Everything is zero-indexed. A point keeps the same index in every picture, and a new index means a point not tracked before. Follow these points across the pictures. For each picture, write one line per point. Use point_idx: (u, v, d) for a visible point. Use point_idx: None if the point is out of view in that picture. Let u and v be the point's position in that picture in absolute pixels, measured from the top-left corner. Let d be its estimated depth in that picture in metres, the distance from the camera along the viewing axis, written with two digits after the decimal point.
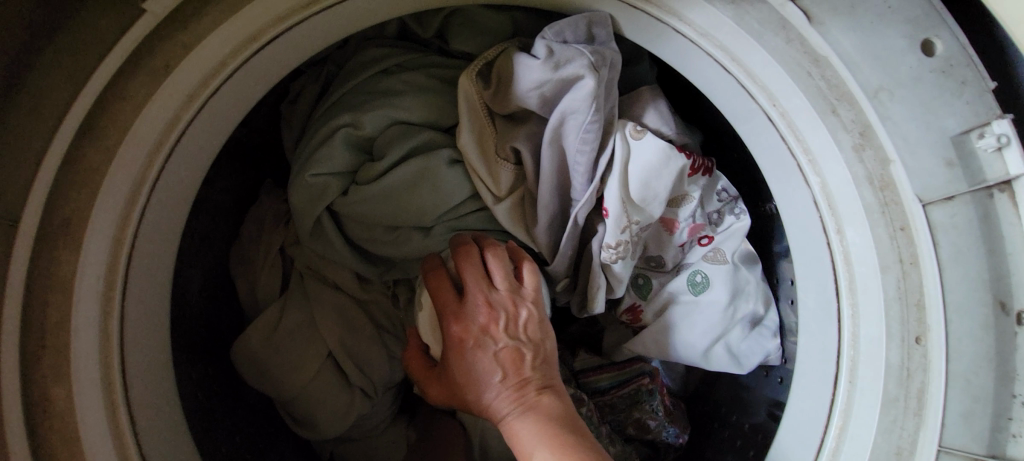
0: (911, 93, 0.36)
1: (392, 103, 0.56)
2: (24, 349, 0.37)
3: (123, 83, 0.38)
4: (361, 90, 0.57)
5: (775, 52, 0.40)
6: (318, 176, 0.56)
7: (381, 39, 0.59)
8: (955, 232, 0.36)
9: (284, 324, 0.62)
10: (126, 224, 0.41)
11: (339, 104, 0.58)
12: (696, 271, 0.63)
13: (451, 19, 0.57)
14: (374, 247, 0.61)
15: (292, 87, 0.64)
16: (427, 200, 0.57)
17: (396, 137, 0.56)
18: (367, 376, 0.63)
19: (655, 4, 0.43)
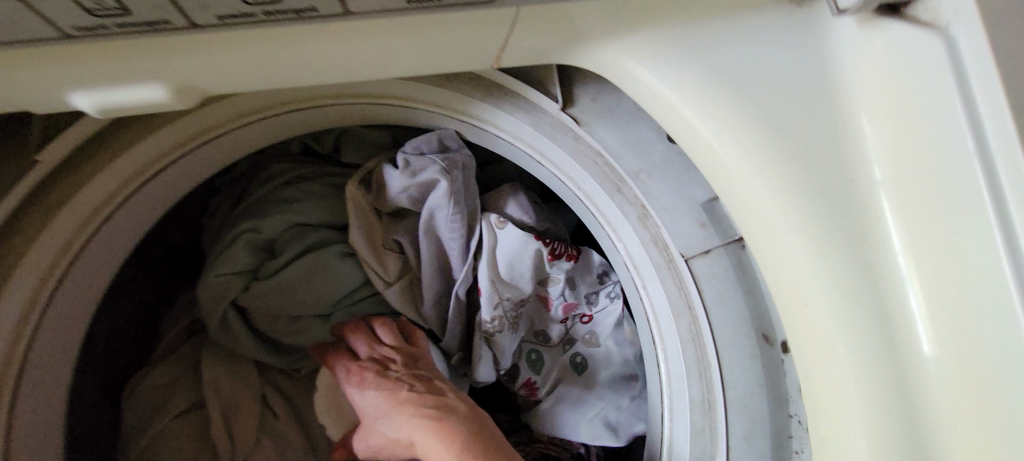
0: (663, 172, 0.45)
1: (283, 214, 0.62)
2: None
3: (20, 220, 0.46)
4: (262, 199, 0.64)
5: (566, 147, 0.49)
6: (221, 275, 0.61)
7: (286, 154, 0.67)
8: (715, 279, 0.44)
9: (155, 378, 0.66)
10: (18, 338, 0.47)
11: (242, 212, 0.64)
12: (575, 353, 0.63)
13: (344, 136, 0.65)
14: (279, 337, 0.65)
15: (211, 202, 0.70)
16: (321, 291, 0.63)
17: (292, 238, 0.62)
18: (230, 435, 0.64)
19: (466, 115, 0.51)
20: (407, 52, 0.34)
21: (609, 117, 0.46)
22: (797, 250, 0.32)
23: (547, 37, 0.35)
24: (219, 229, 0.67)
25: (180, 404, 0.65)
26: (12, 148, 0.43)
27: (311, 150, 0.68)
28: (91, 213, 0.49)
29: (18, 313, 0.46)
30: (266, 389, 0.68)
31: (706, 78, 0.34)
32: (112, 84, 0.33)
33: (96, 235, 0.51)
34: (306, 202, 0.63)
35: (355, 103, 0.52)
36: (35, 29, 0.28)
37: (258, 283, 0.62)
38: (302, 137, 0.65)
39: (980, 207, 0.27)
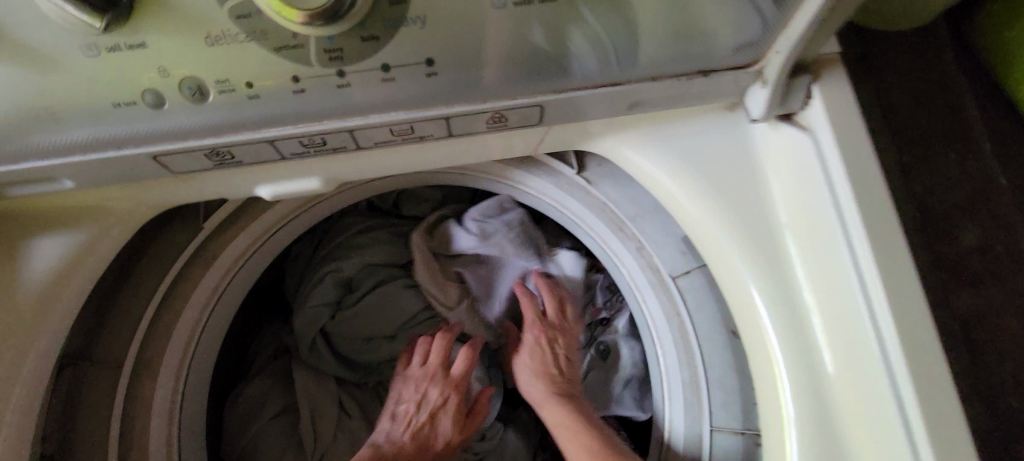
0: (651, 215, 0.63)
1: (359, 257, 0.79)
2: (121, 446, 0.57)
3: (188, 269, 0.61)
4: (342, 246, 0.81)
5: (581, 199, 0.66)
6: (313, 306, 0.78)
7: (354, 209, 0.84)
8: (693, 291, 0.60)
9: (253, 387, 0.82)
10: (185, 357, 0.63)
11: (325, 258, 0.81)
12: (600, 343, 0.80)
13: (403, 196, 0.83)
14: (354, 355, 0.82)
15: (292, 249, 0.87)
16: (390, 316, 0.80)
17: (367, 275, 0.80)
18: (314, 432, 0.79)
19: (508, 180, 0.69)
20: (478, 152, 0.52)
21: (611, 178, 0.64)
22: (740, 270, 0.49)
23: (570, 136, 0.53)
24: (305, 273, 0.85)
25: (274, 408, 0.81)
26: (187, 219, 0.59)
27: (375, 207, 0.85)
28: (233, 263, 0.64)
29: (184, 339, 0.62)
30: (343, 397, 0.84)
31: (675, 159, 0.51)
32: (284, 179, 0.50)
33: (235, 277, 0.66)
34: (376, 245, 0.80)
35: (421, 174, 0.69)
36: (266, 153, 0.45)
37: (342, 312, 0.79)
38: (370, 199, 0.83)
39: (833, 236, 0.44)
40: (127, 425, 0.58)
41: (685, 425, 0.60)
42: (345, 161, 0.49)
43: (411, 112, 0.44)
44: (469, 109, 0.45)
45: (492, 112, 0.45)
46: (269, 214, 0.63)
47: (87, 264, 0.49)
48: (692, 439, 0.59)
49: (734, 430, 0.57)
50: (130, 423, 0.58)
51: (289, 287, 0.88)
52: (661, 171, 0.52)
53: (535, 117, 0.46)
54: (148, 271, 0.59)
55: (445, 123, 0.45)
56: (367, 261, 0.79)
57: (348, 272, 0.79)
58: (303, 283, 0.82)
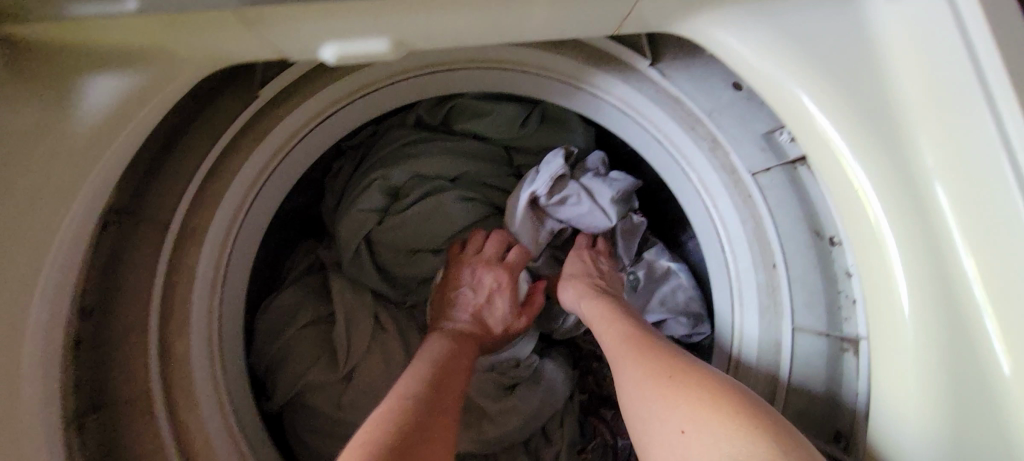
0: (731, 111, 0.60)
1: (407, 166, 0.80)
2: (162, 313, 0.54)
3: (239, 142, 0.59)
4: (391, 155, 0.81)
5: (649, 97, 0.64)
6: (361, 212, 0.80)
7: (400, 119, 0.83)
8: (773, 189, 0.58)
9: (288, 297, 0.81)
10: (231, 235, 0.60)
11: (373, 166, 0.81)
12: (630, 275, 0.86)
13: (454, 107, 0.80)
14: (399, 268, 0.83)
15: (334, 162, 0.86)
16: (438, 228, 0.82)
17: (416, 186, 0.81)
18: (348, 345, 0.77)
19: (581, 85, 0.68)
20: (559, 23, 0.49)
21: (686, 70, 0.61)
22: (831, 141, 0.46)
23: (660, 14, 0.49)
24: (350, 183, 0.84)
25: (306, 317, 0.79)
26: (240, 87, 0.57)
27: (422, 119, 0.83)
28: (284, 142, 0.62)
29: (231, 216, 0.59)
30: (380, 312, 0.82)
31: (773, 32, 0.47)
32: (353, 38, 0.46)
33: (284, 160, 0.63)
34: (426, 156, 0.81)
35: (484, 68, 0.68)
36: None
37: (388, 220, 0.80)
38: (416, 105, 0.81)
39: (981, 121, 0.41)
40: (168, 293, 0.55)
41: (761, 332, 0.58)
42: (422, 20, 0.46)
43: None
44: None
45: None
46: (328, 90, 0.61)
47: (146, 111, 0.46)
48: (769, 347, 0.58)
49: (818, 331, 0.55)
50: (173, 291, 0.55)
51: (329, 201, 0.87)
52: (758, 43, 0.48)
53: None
54: (200, 136, 0.57)
55: None
56: (416, 172, 0.80)
57: (398, 181, 0.80)
58: (348, 193, 0.82)
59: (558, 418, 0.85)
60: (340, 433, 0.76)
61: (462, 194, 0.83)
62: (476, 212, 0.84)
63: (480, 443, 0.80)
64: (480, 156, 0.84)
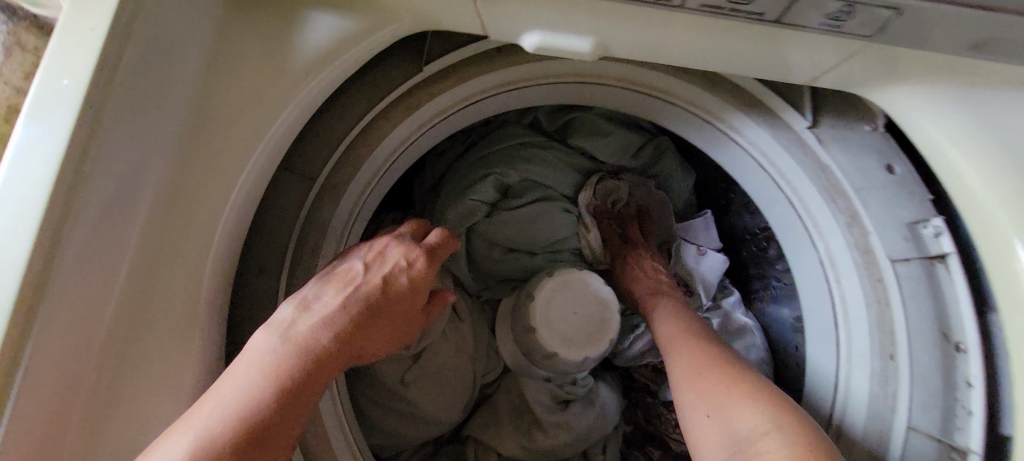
0: (880, 193, 0.58)
1: (519, 169, 0.79)
2: (293, 262, 0.56)
3: (389, 112, 0.58)
4: (505, 152, 0.80)
5: (797, 159, 0.62)
6: (472, 202, 0.78)
7: (515, 116, 0.81)
8: (908, 281, 0.57)
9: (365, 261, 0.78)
10: (361, 198, 0.60)
11: (483, 160, 0.80)
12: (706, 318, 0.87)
13: (573, 121, 0.80)
14: (491, 263, 0.83)
15: (443, 145, 0.85)
16: (542, 233, 0.81)
17: (525, 190, 0.79)
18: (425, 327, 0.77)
19: (722, 123, 0.65)
20: (769, 61, 0.47)
21: (843, 140, 0.58)
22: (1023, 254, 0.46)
23: (869, 67, 0.47)
24: (454, 171, 0.82)
25: None
26: (407, 56, 0.56)
27: (538, 123, 0.82)
28: (427, 119, 0.61)
29: (365, 182, 0.60)
30: (458, 300, 0.83)
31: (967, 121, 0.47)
32: (564, 31, 0.44)
33: (422, 135, 0.63)
34: (541, 163, 0.80)
35: (626, 89, 0.66)
36: None
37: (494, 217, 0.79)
38: (536, 109, 0.81)
39: None
40: (300, 248, 0.56)
41: (867, 415, 0.57)
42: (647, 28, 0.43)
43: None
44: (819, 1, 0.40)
45: (842, 5, 0.40)
46: (483, 79, 0.60)
47: (338, 64, 0.46)
48: (873, 432, 0.57)
49: (930, 433, 0.54)
50: (304, 249, 0.56)
51: (427, 181, 0.87)
52: (941, 128, 0.48)
53: (879, 26, 0.41)
54: (356, 101, 0.56)
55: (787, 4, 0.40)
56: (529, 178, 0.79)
57: (512, 181, 0.79)
58: (454, 180, 0.82)
59: (602, 443, 0.86)
60: (398, 408, 0.77)
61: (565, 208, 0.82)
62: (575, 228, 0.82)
63: (527, 452, 0.81)
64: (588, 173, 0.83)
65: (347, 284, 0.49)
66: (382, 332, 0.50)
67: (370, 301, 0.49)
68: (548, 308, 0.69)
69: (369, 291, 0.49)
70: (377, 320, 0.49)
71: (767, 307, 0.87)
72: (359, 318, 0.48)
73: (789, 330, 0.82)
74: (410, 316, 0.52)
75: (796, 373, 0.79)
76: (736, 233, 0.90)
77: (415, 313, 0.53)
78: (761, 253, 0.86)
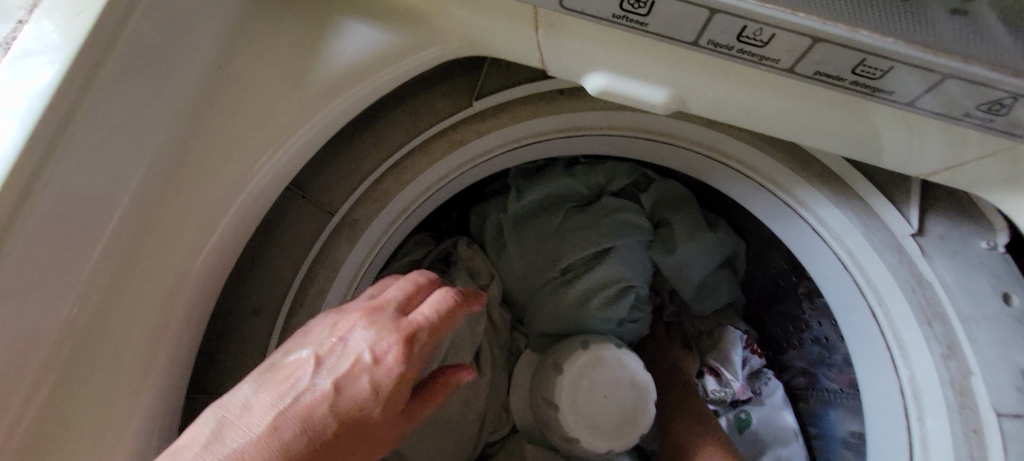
0: (992, 326, 0.48)
1: (620, 250, 0.74)
2: (296, 295, 0.50)
3: (429, 144, 0.53)
4: (623, 245, 0.74)
5: (890, 266, 0.52)
6: (586, 301, 0.73)
7: (620, 184, 0.75)
8: (1019, 442, 0.46)
9: None
10: (384, 233, 0.55)
11: (588, 231, 0.72)
12: (741, 411, 0.80)
13: (677, 211, 0.76)
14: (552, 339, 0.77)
15: (532, 187, 0.73)
16: (628, 332, 0.78)
17: (619, 275, 0.74)
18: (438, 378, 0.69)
19: (829, 230, 0.56)
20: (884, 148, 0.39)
21: (951, 254, 0.49)
22: None
23: (1009, 175, 0.38)
24: (543, 228, 0.73)
25: None
26: (458, 86, 0.51)
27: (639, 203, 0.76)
28: (468, 159, 0.56)
29: (391, 218, 0.55)
30: (483, 346, 0.75)
31: None
32: (632, 78, 0.38)
33: (461, 173, 0.58)
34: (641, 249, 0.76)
35: (701, 154, 0.59)
36: (683, 29, 0.32)
37: (585, 299, 0.73)
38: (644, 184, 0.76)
39: None
40: (307, 281, 0.51)
41: None
42: (747, 86, 0.36)
43: (914, 46, 0.30)
44: (980, 84, 0.31)
45: (1005, 96, 0.31)
46: (540, 121, 0.55)
47: (380, 78, 0.41)
48: None
49: None
50: (312, 282, 0.51)
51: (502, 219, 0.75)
52: None
53: None
54: (394, 128, 0.50)
55: (936, 81, 0.31)
56: (632, 270, 0.75)
57: (617, 269, 0.74)
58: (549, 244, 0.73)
59: None
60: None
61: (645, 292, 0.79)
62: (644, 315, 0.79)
63: None
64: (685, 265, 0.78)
65: (287, 388, 0.40)
66: (347, 443, 0.41)
67: (320, 411, 0.39)
68: (576, 390, 0.60)
69: (315, 402, 0.39)
70: (334, 436, 0.40)
71: (815, 412, 0.78)
72: (305, 439, 0.39)
73: (840, 445, 0.73)
74: (387, 416, 0.43)
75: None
76: (778, 322, 0.82)
77: (394, 412, 0.43)
78: (806, 348, 0.78)
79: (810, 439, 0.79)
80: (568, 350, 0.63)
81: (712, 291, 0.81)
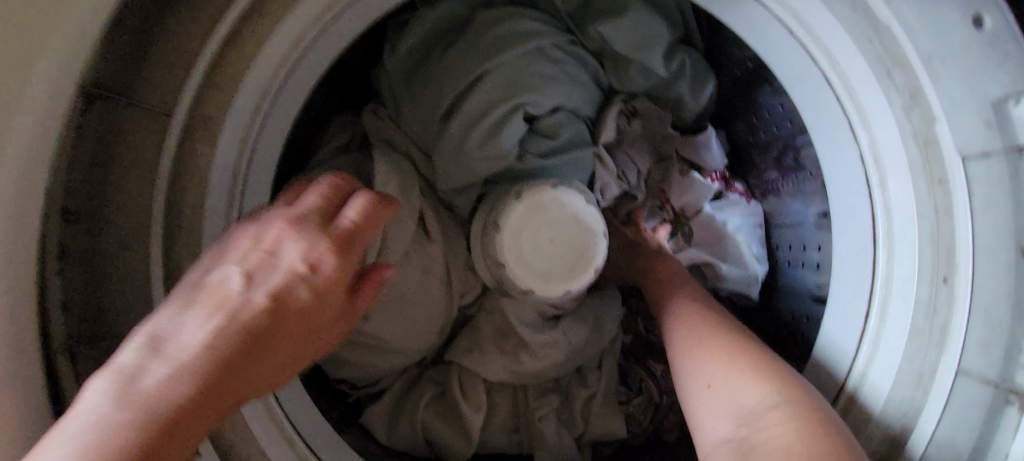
0: (960, 60, 0.41)
1: (533, 62, 0.66)
2: (166, 227, 0.42)
3: (264, 3, 0.42)
4: (527, 52, 0.65)
5: (842, 18, 0.44)
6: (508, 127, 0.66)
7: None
8: (987, 184, 0.42)
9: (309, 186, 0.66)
10: (251, 128, 0.45)
11: (482, 48, 0.64)
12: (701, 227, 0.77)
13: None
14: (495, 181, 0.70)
15: (413, 20, 0.65)
16: (575, 153, 0.71)
17: (542, 92, 0.66)
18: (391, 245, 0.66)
19: None
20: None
21: None
22: None
23: None
24: (444, 67, 0.65)
25: None
26: None
27: (549, 4, 0.67)
28: (324, 9, 0.45)
29: (253, 106, 0.45)
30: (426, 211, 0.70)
31: None
32: None
33: (325, 34, 0.47)
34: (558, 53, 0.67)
35: None
36: None
37: (507, 126, 0.66)
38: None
39: None
40: (176, 199, 0.42)
41: (904, 359, 0.46)
42: None
43: None
44: None
45: None
46: None
47: None
48: (908, 382, 0.45)
49: (987, 380, 0.42)
50: (180, 202, 0.42)
51: (400, 75, 0.69)
52: None
53: None
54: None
55: None
56: (543, 79, 0.66)
57: (530, 83, 0.66)
58: (449, 75, 0.65)
59: (597, 361, 0.78)
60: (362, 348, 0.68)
61: (589, 106, 0.72)
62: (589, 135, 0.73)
63: (514, 375, 0.73)
64: (614, 58, 0.71)
65: (219, 306, 0.37)
66: (286, 355, 0.39)
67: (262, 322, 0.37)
68: (519, 240, 0.57)
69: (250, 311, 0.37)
70: (272, 339, 0.38)
71: (781, 201, 0.75)
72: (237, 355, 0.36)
73: (811, 229, 0.70)
74: (322, 323, 0.41)
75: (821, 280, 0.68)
76: (744, 124, 0.76)
77: (332, 318, 0.42)
78: (773, 144, 0.73)
79: (777, 234, 0.77)
80: (503, 203, 0.59)
81: (656, 84, 0.73)
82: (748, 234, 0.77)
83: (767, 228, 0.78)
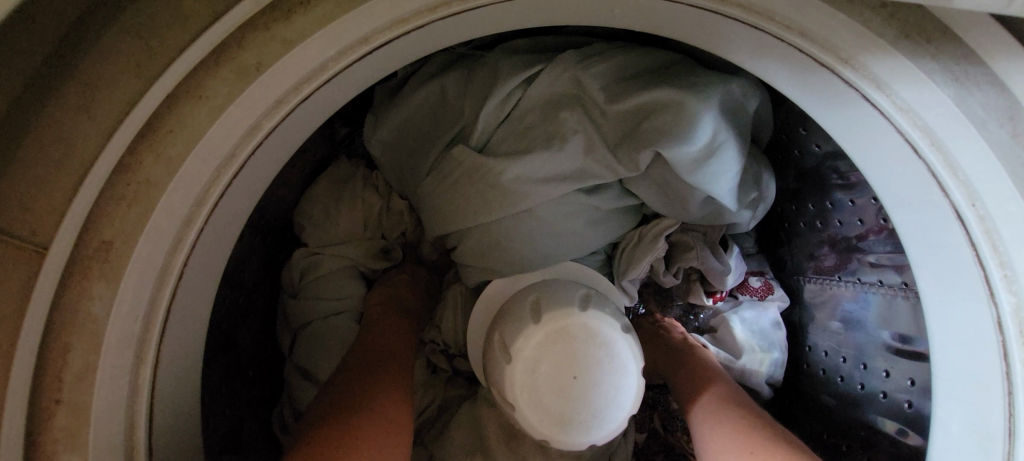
0: None
1: (553, 187, 0.49)
2: (35, 404, 0.29)
3: (199, 83, 0.29)
4: (531, 176, 0.48)
5: (997, 146, 0.33)
6: (506, 241, 0.52)
7: (550, 87, 0.48)
8: None
9: (323, 218, 0.60)
10: (179, 249, 0.33)
11: (470, 161, 0.49)
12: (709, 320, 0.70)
13: (648, 107, 0.45)
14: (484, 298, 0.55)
15: (411, 95, 0.52)
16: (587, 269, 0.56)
17: (559, 215, 0.51)
18: (383, 302, 0.59)
19: (875, 104, 0.36)
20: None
21: None
22: None
23: None
24: (441, 174, 0.51)
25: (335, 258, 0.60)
26: None
27: (588, 109, 0.47)
28: (286, 93, 0.33)
29: (179, 218, 0.32)
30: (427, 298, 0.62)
31: None
32: None
33: (286, 118, 0.35)
34: (593, 176, 0.49)
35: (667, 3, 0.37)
36: None
37: (503, 239, 0.52)
38: (587, 66, 0.47)
39: None
40: (53, 360, 0.29)
41: None
42: None
43: None
44: None
45: None
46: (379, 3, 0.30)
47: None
48: None
49: None
50: (59, 368, 0.29)
51: (396, 156, 0.56)
52: None
53: None
54: (119, 73, 0.27)
55: None
56: (553, 203, 0.51)
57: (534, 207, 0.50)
58: (434, 184, 0.52)
59: None
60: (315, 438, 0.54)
61: (621, 223, 0.56)
62: (604, 267, 0.59)
63: None
64: (660, 181, 0.51)
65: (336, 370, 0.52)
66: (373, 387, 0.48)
67: (349, 370, 0.50)
68: (535, 379, 0.45)
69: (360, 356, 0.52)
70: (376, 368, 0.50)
71: (834, 297, 0.61)
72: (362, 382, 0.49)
73: (874, 346, 0.56)
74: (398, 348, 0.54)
75: (889, 412, 0.54)
76: (799, 212, 0.63)
77: (400, 346, 0.55)
78: (837, 239, 0.59)
79: (819, 333, 0.63)
80: (516, 327, 0.47)
81: (712, 212, 0.56)
82: (766, 336, 0.65)
83: (809, 324, 0.65)
